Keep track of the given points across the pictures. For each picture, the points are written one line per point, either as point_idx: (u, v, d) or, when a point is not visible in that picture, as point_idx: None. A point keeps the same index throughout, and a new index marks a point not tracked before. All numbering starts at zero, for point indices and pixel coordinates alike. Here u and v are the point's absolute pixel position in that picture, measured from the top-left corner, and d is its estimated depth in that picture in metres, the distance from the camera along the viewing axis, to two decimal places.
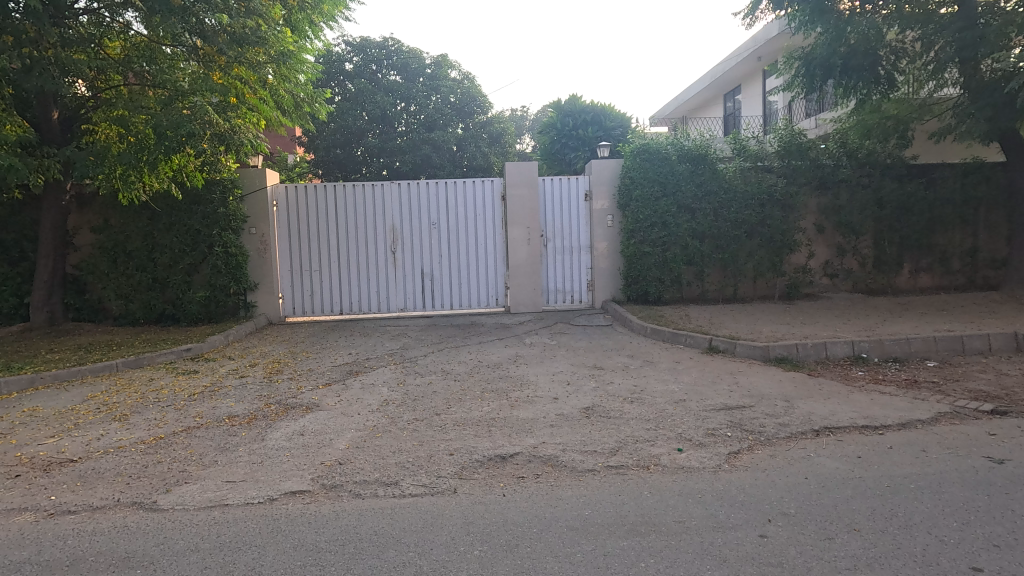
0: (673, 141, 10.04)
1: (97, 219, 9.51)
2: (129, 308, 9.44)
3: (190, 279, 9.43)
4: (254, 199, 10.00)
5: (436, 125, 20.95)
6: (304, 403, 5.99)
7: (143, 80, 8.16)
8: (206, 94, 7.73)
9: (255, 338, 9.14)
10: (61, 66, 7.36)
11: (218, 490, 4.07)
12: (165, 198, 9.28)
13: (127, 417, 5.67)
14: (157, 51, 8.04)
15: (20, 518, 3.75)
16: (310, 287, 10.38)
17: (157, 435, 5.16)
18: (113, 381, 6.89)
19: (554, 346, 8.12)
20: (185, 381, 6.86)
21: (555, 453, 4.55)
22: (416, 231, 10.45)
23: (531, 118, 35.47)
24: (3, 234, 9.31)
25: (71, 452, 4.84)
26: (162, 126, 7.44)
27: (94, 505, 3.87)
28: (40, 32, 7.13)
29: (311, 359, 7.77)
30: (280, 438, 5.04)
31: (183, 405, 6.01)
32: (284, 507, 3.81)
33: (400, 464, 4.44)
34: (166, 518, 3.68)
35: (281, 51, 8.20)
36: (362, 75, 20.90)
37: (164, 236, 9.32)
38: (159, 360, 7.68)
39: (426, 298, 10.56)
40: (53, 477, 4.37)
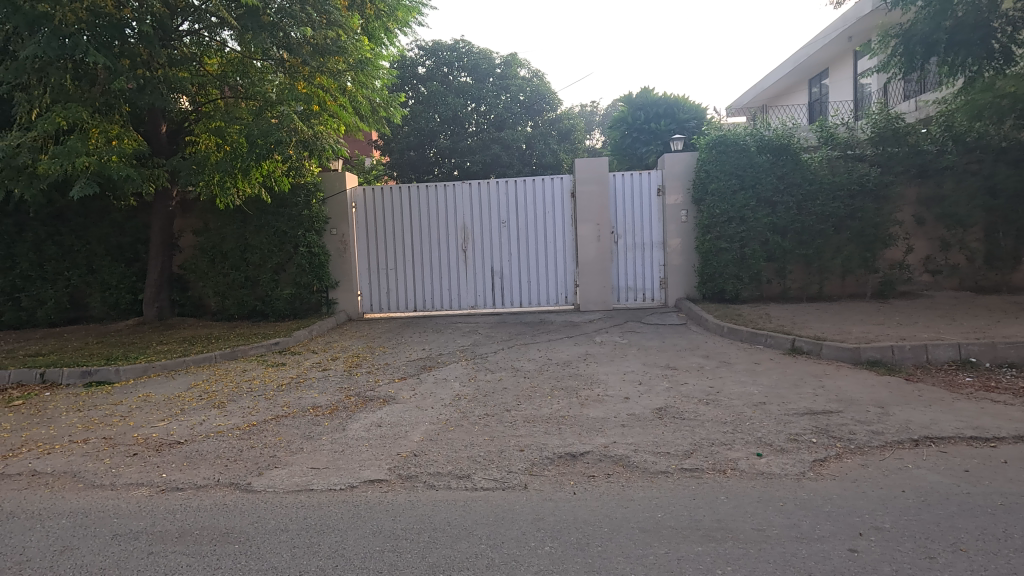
0: (752, 132, 9.56)
1: (198, 222, 10.37)
2: (225, 304, 10.23)
3: (277, 278, 10.07)
4: (335, 201, 10.54)
5: (506, 123, 21.29)
6: (381, 396, 6.26)
7: (237, 93, 8.78)
8: (291, 103, 8.25)
9: (336, 333, 9.65)
10: (168, 84, 8.04)
11: (305, 476, 4.34)
12: (255, 202, 9.95)
13: (225, 405, 6.17)
14: (249, 65, 8.58)
15: (138, 491, 4.19)
16: (386, 285, 10.82)
17: (250, 422, 5.58)
18: (212, 371, 7.52)
19: (625, 344, 7.99)
20: (275, 372, 7.37)
21: (626, 453, 4.48)
22: (487, 229, 10.61)
23: (601, 112, 35.00)
24: (121, 237, 10.39)
25: (178, 435, 5.33)
26: (253, 135, 8.03)
27: (198, 484, 4.25)
28: (151, 54, 7.80)
29: (387, 354, 8.09)
30: (359, 428, 5.30)
31: (273, 395, 6.46)
32: (364, 495, 4.00)
33: (472, 457, 4.55)
34: (259, 499, 3.97)
35: (359, 59, 8.70)
36: (434, 78, 21.37)
37: (254, 237, 10.00)
38: (252, 352, 8.28)
39: (496, 296, 10.70)
40: (164, 457, 4.84)
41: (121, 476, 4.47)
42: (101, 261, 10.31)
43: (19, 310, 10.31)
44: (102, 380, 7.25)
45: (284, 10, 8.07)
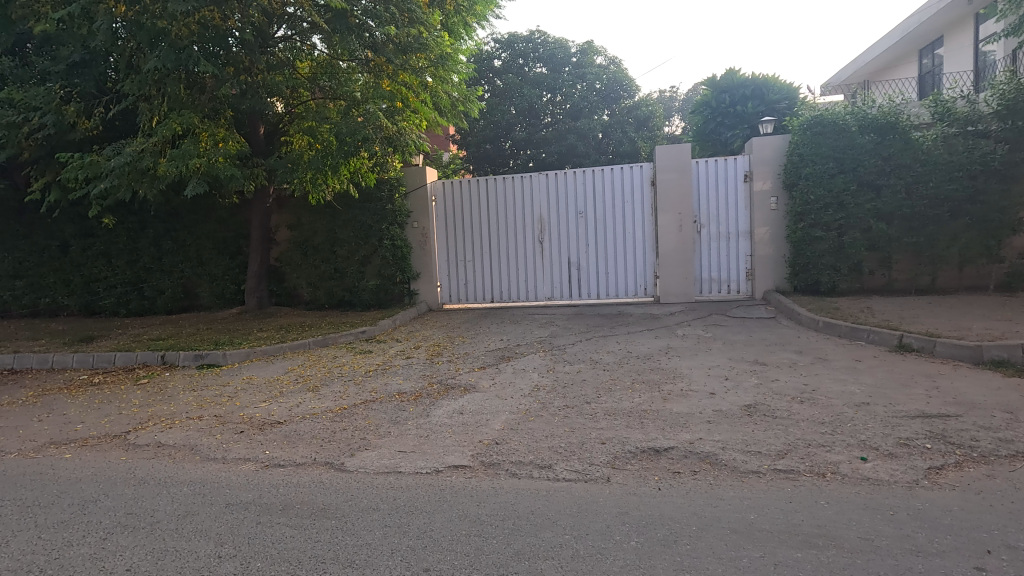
0: (853, 111, 8.84)
1: (291, 218, 11.04)
2: (316, 295, 10.86)
3: (363, 270, 10.57)
4: (416, 196, 10.88)
5: (582, 112, 21.05)
6: (462, 384, 6.41)
7: (326, 93, 9.22)
8: (377, 101, 8.69)
9: (418, 323, 9.99)
10: (266, 88, 8.56)
11: (393, 458, 4.53)
12: (343, 197, 10.46)
13: (318, 388, 6.57)
14: (337, 66, 9.02)
15: (245, 466, 4.55)
16: (464, 277, 11.04)
17: (341, 406, 5.90)
18: (307, 357, 8.03)
19: (709, 338, 7.68)
20: (362, 359, 7.75)
21: (713, 451, 4.31)
22: (564, 220, 10.54)
23: (681, 96, 33.60)
24: (227, 232, 11.30)
25: (278, 415, 5.75)
26: (342, 133, 8.43)
27: (297, 462, 4.55)
28: (251, 61, 8.36)
29: (466, 344, 8.26)
30: (442, 415, 5.46)
31: (361, 380, 6.80)
32: (449, 479, 4.12)
33: (553, 448, 4.55)
34: (351, 479, 4.19)
35: (440, 55, 8.99)
36: (510, 70, 21.40)
37: (342, 231, 10.53)
38: (341, 340, 8.75)
39: (573, 287, 10.62)
40: (266, 435, 5.23)
41: (231, 451, 4.88)
42: (209, 254, 11.26)
43: (141, 299, 11.49)
44: (212, 363, 7.94)
45: (369, 11, 8.40)
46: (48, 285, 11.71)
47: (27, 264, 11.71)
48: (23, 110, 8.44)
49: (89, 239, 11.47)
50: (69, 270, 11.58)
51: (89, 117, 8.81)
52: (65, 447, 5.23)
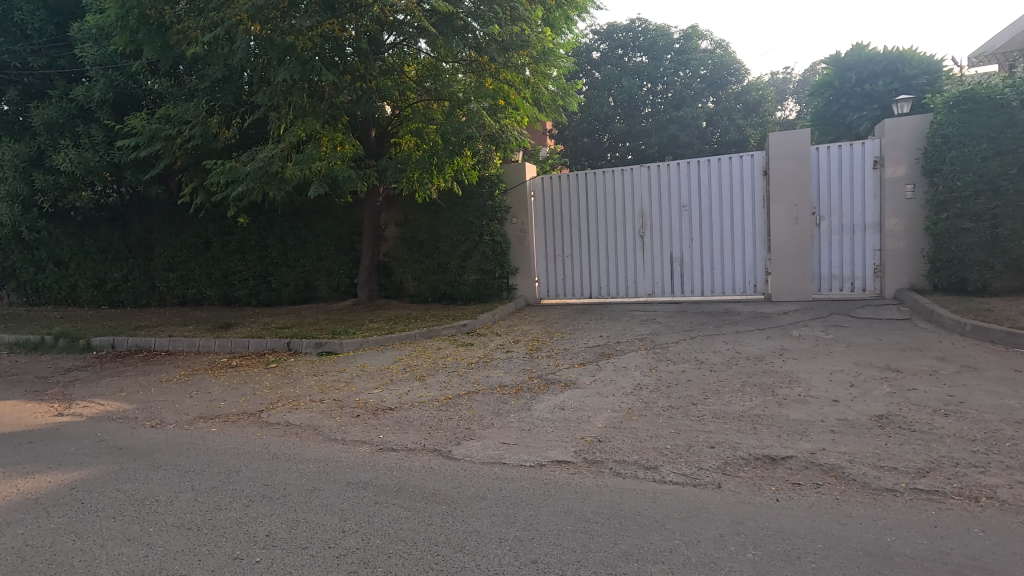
0: (1014, 83, 7.69)
1: (399, 215, 11.62)
2: (420, 288, 11.38)
3: (465, 264, 10.92)
4: (515, 191, 11.02)
5: (685, 101, 20.19)
6: (562, 379, 6.42)
7: (431, 95, 9.63)
8: (480, 100, 8.99)
9: (516, 317, 10.14)
10: (379, 93, 9.09)
11: (497, 449, 4.64)
12: (447, 195, 10.87)
13: (425, 378, 6.89)
14: (440, 68, 9.40)
15: (361, 448, 4.88)
16: (563, 272, 11.01)
17: (447, 396, 6.14)
18: (413, 347, 8.45)
19: (831, 340, 7.06)
20: (465, 351, 8.01)
21: (839, 463, 3.96)
22: (667, 214, 10.17)
23: (796, 78, 30.98)
24: (342, 230, 12.15)
25: (390, 401, 6.10)
26: (447, 133, 8.86)
27: (409, 447, 4.81)
28: (366, 68, 8.88)
29: (565, 339, 8.25)
30: (544, 410, 5.50)
31: (464, 371, 7.04)
32: (553, 474, 4.14)
33: (658, 449, 4.42)
34: (458, 466, 4.35)
35: (542, 51, 9.09)
36: (609, 61, 20.97)
37: (445, 227, 10.94)
38: (444, 332, 9.10)
39: (675, 283, 10.23)
40: (379, 420, 5.57)
41: (349, 433, 5.26)
42: (326, 250, 12.18)
43: (269, 290, 12.68)
44: (330, 350, 8.59)
45: (473, 12, 8.66)
46: (195, 277, 13.29)
47: (178, 259, 13.38)
48: (177, 124, 9.61)
49: (228, 236, 12.87)
50: (211, 264, 13.08)
51: (228, 128, 9.84)
52: (212, 421, 5.91)
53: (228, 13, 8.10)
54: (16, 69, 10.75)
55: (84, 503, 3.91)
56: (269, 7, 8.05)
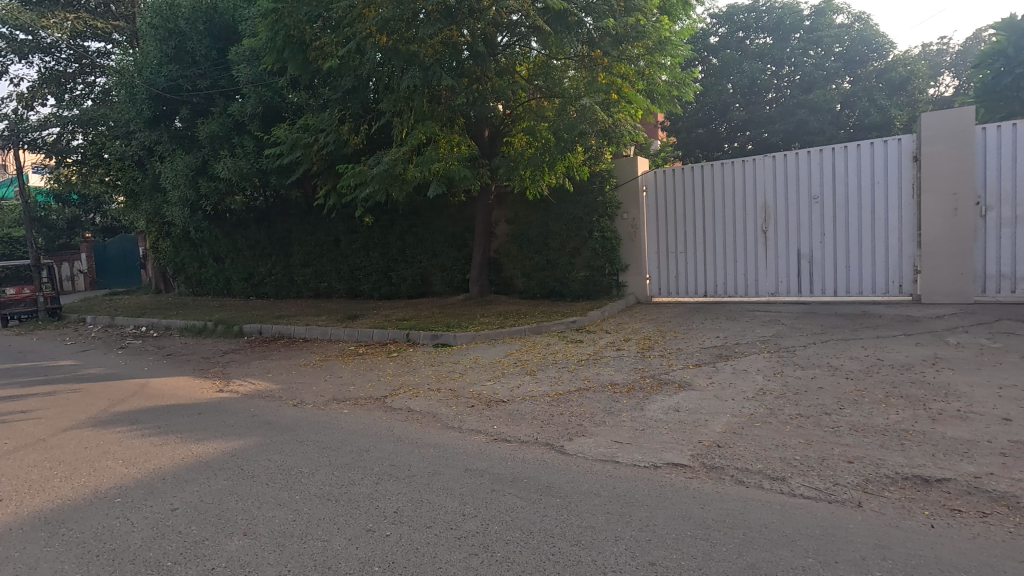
0: None
1: (509, 213, 11.87)
2: (530, 285, 11.56)
3: (573, 261, 10.94)
4: (626, 187, 10.79)
5: (816, 83, 18.48)
6: (676, 380, 6.19)
7: (543, 93, 9.72)
8: (593, 95, 8.95)
9: (626, 315, 9.94)
10: (493, 94, 9.34)
11: (609, 447, 4.60)
12: (557, 191, 10.93)
13: (536, 373, 7.00)
14: (551, 66, 9.48)
15: (477, 437, 5.07)
16: (676, 269, 10.61)
17: (558, 391, 6.20)
18: (523, 342, 8.61)
19: (999, 349, 6.12)
20: (574, 348, 8.01)
21: (1012, 491, 3.43)
22: (794, 207, 9.40)
23: (955, 48, 26.99)
24: (456, 228, 12.67)
25: (502, 394, 6.28)
26: (560, 130, 8.87)
27: (522, 439, 4.91)
28: (482, 70, 9.17)
29: (679, 339, 7.95)
30: (658, 410, 5.35)
31: (574, 368, 7.06)
32: (669, 476, 4.02)
33: (785, 459, 4.12)
34: (571, 462, 4.37)
35: (658, 40, 8.88)
36: (728, 45, 19.75)
37: (555, 224, 11.01)
38: (553, 328, 9.18)
39: (803, 282, 9.42)
40: (493, 411, 5.76)
41: (465, 422, 5.50)
42: (441, 247, 12.76)
43: (390, 285, 13.58)
44: (446, 343, 9.01)
45: (588, 7, 8.66)
46: (326, 272, 14.60)
47: (313, 255, 14.77)
48: (314, 133, 10.57)
49: (354, 234, 13.95)
50: (340, 260, 14.29)
51: (357, 134, 10.70)
52: (343, 404, 6.47)
53: (359, 27, 8.70)
54: (188, 91, 12.45)
55: (242, 469, 4.47)
56: (395, 19, 8.56)
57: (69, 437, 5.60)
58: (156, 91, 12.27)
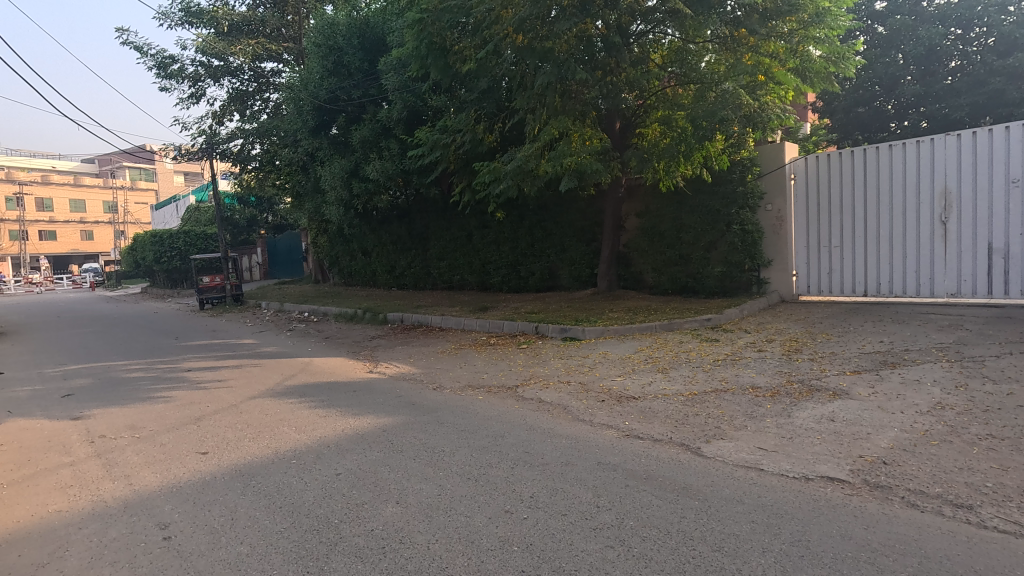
0: None
1: (640, 206, 11.55)
2: (660, 280, 11.20)
3: (709, 256, 10.41)
4: (771, 176, 9.97)
5: (1017, 44, 15.49)
6: (830, 387, 5.62)
7: (679, 80, 9.38)
8: (737, 78, 8.39)
9: (769, 314, 9.21)
10: (628, 84, 9.15)
11: (753, 453, 4.32)
12: (693, 182, 10.43)
13: (668, 371, 6.77)
14: (688, 50, 9.08)
15: (609, 432, 5.04)
16: (829, 264, 9.59)
17: (692, 391, 5.94)
18: (654, 339, 8.36)
19: None
20: (710, 347, 7.60)
21: None
22: (983, 194, 8.04)
23: None
24: (585, 222, 12.63)
25: (633, 390, 6.18)
26: (698, 117, 8.40)
27: (655, 437, 4.80)
28: (617, 61, 9.02)
29: (833, 343, 7.19)
30: (807, 418, 4.91)
31: (711, 368, 6.70)
32: (823, 490, 3.68)
33: (972, 485, 3.57)
34: (709, 465, 4.18)
35: (816, 12, 8.15)
36: (898, 10, 16.98)
37: (690, 217, 10.54)
38: (686, 326, 8.80)
39: (994, 282, 8.05)
40: (624, 407, 5.69)
41: (595, 416, 5.51)
42: (569, 241, 12.81)
43: (519, 278, 13.95)
44: (574, 336, 9.07)
45: None
46: (460, 265, 15.40)
47: (448, 250, 15.66)
48: (452, 133, 11.13)
49: (486, 229, 14.52)
50: (473, 254, 14.97)
51: (492, 132, 11.12)
52: (478, 390, 6.81)
53: (497, 29, 8.98)
54: (343, 101, 13.81)
55: (392, 444, 4.90)
56: (532, 18, 8.62)
57: (255, 404, 6.57)
58: (319, 102, 13.77)
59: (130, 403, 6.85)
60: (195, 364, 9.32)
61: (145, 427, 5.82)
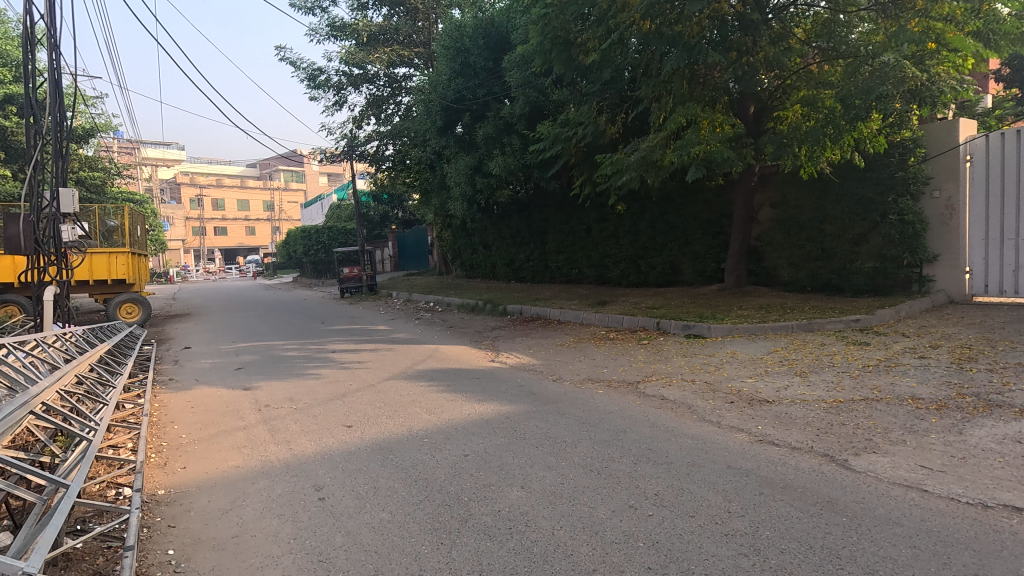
0: None
1: (775, 195, 10.67)
2: (798, 276, 10.31)
3: (857, 250, 9.36)
4: (940, 159, 8.73)
5: None
6: (1016, 404, 4.81)
7: (827, 54, 8.62)
8: (900, 47, 7.41)
9: (933, 316, 8.09)
10: (766, 64, 8.53)
11: (913, 472, 3.84)
12: (840, 167, 9.42)
13: (807, 375, 6.22)
14: (839, 21, 8.35)
15: (739, 435, 4.77)
16: (1016, 261, 8.22)
17: (836, 398, 5.40)
18: (790, 340, 7.72)
19: None
20: (858, 351, 6.85)
21: None
22: None
23: None
24: (711, 214, 11.98)
25: (766, 394, 5.77)
26: (850, 96, 7.58)
27: (793, 445, 4.45)
28: (754, 40, 8.43)
29: (1019, 352, 6.13)
30: (985, 438, 4.25)
31: (859, 374, 6.04)
32: (1006, 521, 3.17)
33: None
34: (859, 480, 3.78)
35: None
36: None
37: (835, 207, 9.57)
38: (829, 327, 8.01)
39: None
40: (757, 410, 5.34)
41: (724, 418, 5.22)
42: (694, 234, 12.22)
43: (638, 273, 13.60)
44: (698, 333, 8.67)
45: None
46: (578, 259, 15.38)
47: (566, 243, 15.70)
48: (573, 126, 11.04)
49: (605, 222, 14.33)
50: (592, 248, 14.86)
51: (614, 123, 10.90)
52: (598, 384, 6.78)
53: (623, 18, 8.62)
54: (469, 100, 14.41)
55: (515, 431, 5.07)
56: (661, 3, 8.19)
57: (390, 384, 7.15)
58: (447, 103, 14.42)
59: (288, 378, 7.78)
60: (339, 347, 10.35)
61: (301, 400, 6.58)
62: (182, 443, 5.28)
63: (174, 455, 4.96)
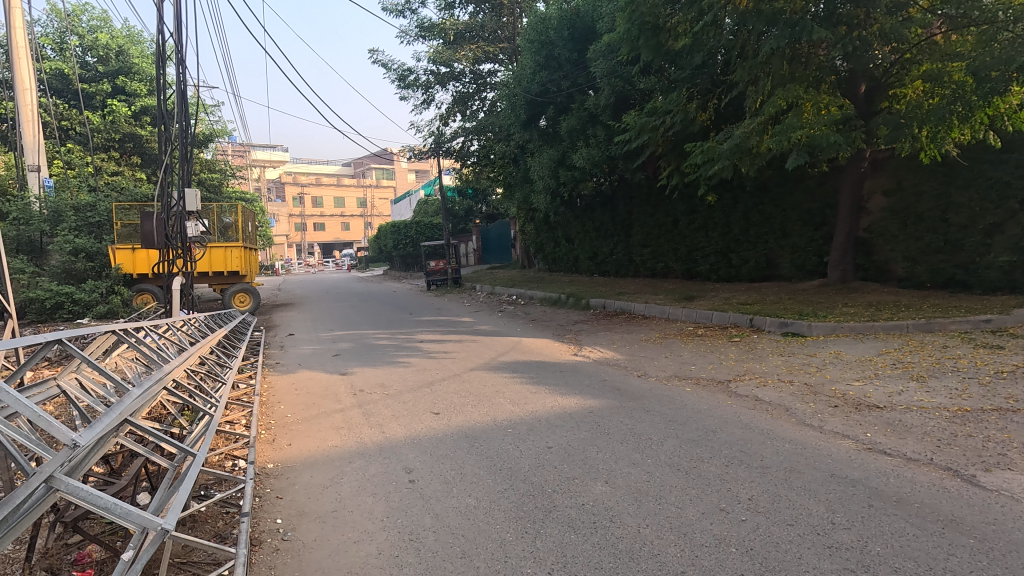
0: None
1: (889, 181, 9.70)
2: (915, 271, 9.35)
3: (990, 242, 8.35)
4: None
5: None
6: None
7: (955, 22, 7.67)
8: None
9: None
10: (882, 37, 7.80)
11: None
12: (970, 148, 8.46)
13: (926, 379, 5.63)
14: None
15: (845, 442, 4.41)
16: None
17: (962, 407, 4.85)
18: (905, 341, 7.02)
19: None
20: (988, 355, 6.11)
21: None
22: None
23: None
24: (813, 203, 11.13)
25: (876, 398, 5.30)
26: (984, 68, 6.73)
27: (908, 456, 4.05)
28: (868, 12, 7.69)
29: None
30: None
31: (990, 381, 5.37)
32: None
33: None
34: (990, 499, 3.38)
35: None
36: None
37: (962, 193, 8.58)
38: (953, 328, 7.20)
39: None
40: (865, 416, 4.92)
41: (827, 422, 4.85)
42: (793, 226, 11.43)
43: (729, 266, 12.95)
44: (797, 332, 8.10)
45: None
46: (664, 252, 14.90)
47: (652, 236, 15.25)
48: (661, 114, 10.67)
49: (694, 214, 13.74)
50: (679, 240, 14.32)
51: (706, 110, 10.41)
52: (686, 381, 6.54)
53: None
54: (554, 92, 14.35)
55: (599, 425, 5.02)
56: None
57: (475, 374, 7.34)
58: (531, 96, 14.44)
59: (380, 365, 8.19)
60: (426, 337, 10.76)
61: (391, 386, 6.92)
62: (288, 422, 5.73)
63: (280, 433, 5.38)
